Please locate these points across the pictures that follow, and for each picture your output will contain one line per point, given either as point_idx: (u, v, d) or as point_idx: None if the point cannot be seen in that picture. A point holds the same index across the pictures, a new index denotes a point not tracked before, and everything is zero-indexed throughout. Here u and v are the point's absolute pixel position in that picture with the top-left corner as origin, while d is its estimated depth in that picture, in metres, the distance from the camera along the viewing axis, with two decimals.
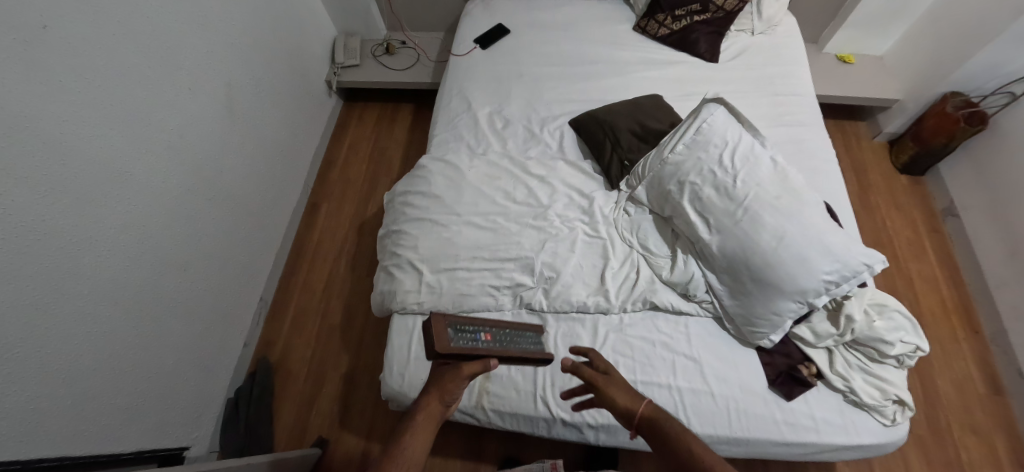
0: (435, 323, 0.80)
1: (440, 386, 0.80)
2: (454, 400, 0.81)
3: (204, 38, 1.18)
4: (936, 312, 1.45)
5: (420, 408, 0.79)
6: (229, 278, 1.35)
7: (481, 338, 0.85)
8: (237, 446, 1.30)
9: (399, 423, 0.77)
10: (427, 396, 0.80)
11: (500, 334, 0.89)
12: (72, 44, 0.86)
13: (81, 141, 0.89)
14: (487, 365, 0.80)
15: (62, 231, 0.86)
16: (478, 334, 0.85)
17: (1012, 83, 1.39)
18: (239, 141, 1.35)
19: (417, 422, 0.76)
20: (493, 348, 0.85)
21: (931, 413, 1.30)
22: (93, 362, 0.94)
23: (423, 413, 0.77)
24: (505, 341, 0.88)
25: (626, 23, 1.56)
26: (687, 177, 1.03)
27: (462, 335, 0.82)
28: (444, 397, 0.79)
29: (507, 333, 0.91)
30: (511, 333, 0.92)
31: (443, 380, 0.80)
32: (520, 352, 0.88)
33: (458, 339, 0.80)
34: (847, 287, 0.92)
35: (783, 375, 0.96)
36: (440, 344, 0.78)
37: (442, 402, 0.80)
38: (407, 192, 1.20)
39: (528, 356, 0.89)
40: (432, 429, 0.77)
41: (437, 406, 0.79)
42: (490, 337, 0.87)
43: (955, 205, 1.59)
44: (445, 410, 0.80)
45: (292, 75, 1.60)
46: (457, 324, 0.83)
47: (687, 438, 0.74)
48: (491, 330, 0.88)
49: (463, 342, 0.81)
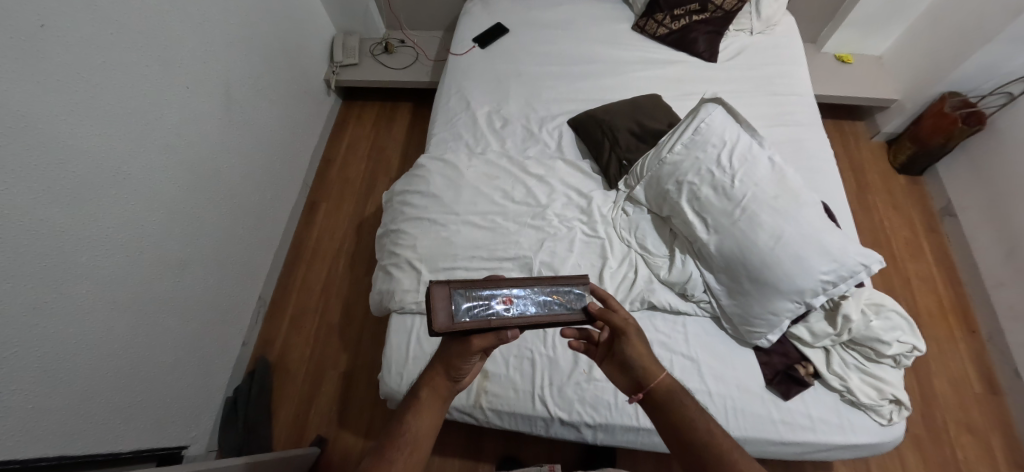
0: (439, 294, 0.65)
1: (446, 362, 0.72)
2: (462, 374, 0.74)
3: (202, 37, 1.17)
4: (933, 311, 1.46)
5: (424, 385, 0.75)
6: (227, 277, 1.35)
7: (499, 303, 0.67)
8: (236, 445, 1.30)
9: (406, 400, 0.75)
10: (432, 372, 0.74)
11: (527, 293, 0.70)
12: (69, 43, 0.86)
13: (79, 141, 0.89)
14: (503, 338, 0.67)
15: (60, 232, 0.87)
16: (495, 297, 0.68)
17: (1010, 83, 1.40)
18: (238, 140, 1.34)
19: (421, 400, 0.74)
20: (513, 317, 0.67)
21: (927, 412, 1.30)
22: (92, 362, 0.94)
23: (428, 389, 0.74)
24: (533, 302, 0.69)
25: (626, 23, 1.56)
26: (685, 176, 1.04)
27: (473, 305, 0.66)
28: (450, 373, 0.73)
29: (537, 290, 0.70)
30: (544, 289, 0.71)
31: (449, 358, 0.71)
32: (551, 317, 0.69)
33: (467, 311, 0.65)
34: (844, 287, 0.93)
35: (780, 375, 0.97)
36: (442, 321, 0.64)
37: (448, 377, 0.74)
38: (406, 192, 1.20)
39: (564, 321, 0.69)
40: (440, 405, 0.75)
41: (443, 382, 0.75)
42: (512, 301, 0.68)
43: (953, 205, 1.59)
44: (454, 384, 0.76)
45: (291, 74, 1.60)
46: (466, 289, 0.66)
47: (711, 425, 0.65)
48: (514, 290, 0.69)
49: (474, 314, 0.65)
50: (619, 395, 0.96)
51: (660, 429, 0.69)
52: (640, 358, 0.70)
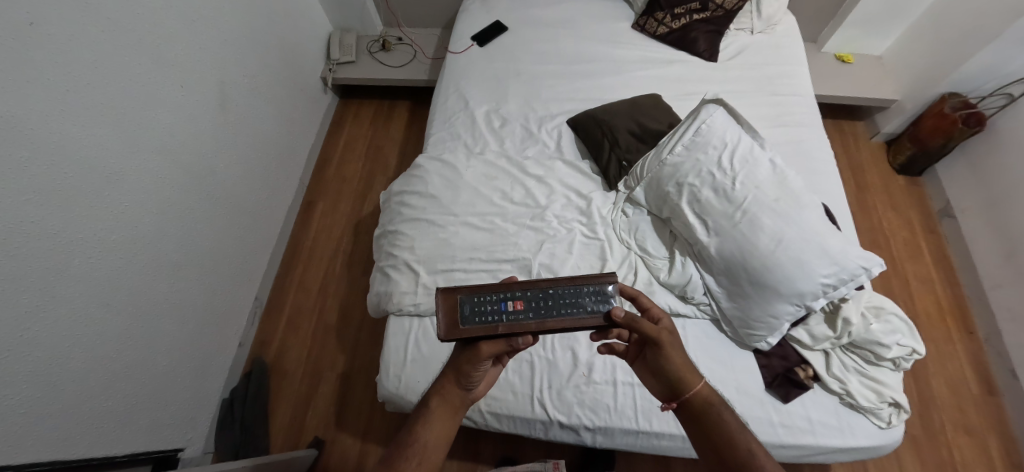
0: (444, 301, 0.66)
1: (457, 370, 0.71)
2: (474, 382, 0.73)
3: (196, 34, 1.15)
4: (930, 312, 1.46)
5: (435, 393, 0.73)
6: (222, 277, 1.33)
7: (509, 308, 0.66)
8: (233, 446, 1.30)
9: (417, 409, 0.74)
10: (443, 380, 0.73)
11: (541, 296, 0.66)
12: (59, 41, 0.84)
13: (71, 142, 0.88)
14: (513, 344, 0.66)
15: (53, 234, 0.85)
16: (505, 301, 0.66)
17: (1011, 84, 1.39)
18: (233, 139, 1.33)
19: (431, 409, 0.72)
20: (522, 322, 0.65)
21: (925, 413, 1.31)
22: (87, 365, 0.93)
23: (439, 398, 0.72)
24: (548, 305, 0.66)
25: (626, 21, 1.55)
26: (686, 178, 1.03)
27: (480, 311, 0.65)
28: (461, 381, 0.72)
29: (552, 292, 0.66)
30: (562, 291, 0.67)
31: (459, 365, 0.70)
32: (565, 323, 0.65)
33: (473, 317, 0.65)
34: (844, 290, 0.92)
35: (780, 378, 0.96)
36: (446, 328, 0.65)
37: (460, 386, 0.73)
38: (403, 192, 1.19)
39: (582, 327, 0.65)
40: (453, 415, 0.73)
41: (455, 391, 0.73)
42: (524, 304, 0.66)
43: (951, 205, 1.59)
44: (466, 392, 0.74)
45: (286, 71, 1.57)
46: (473, 295, 0.66)
47: (750, 443, 0.64)
48: (526, 293, 0.67)
49: (481, 320, 0.65)
50: (618, 398, 0.95)
51: (692, 437, 0.69)
52: (676, 366, 0.68)
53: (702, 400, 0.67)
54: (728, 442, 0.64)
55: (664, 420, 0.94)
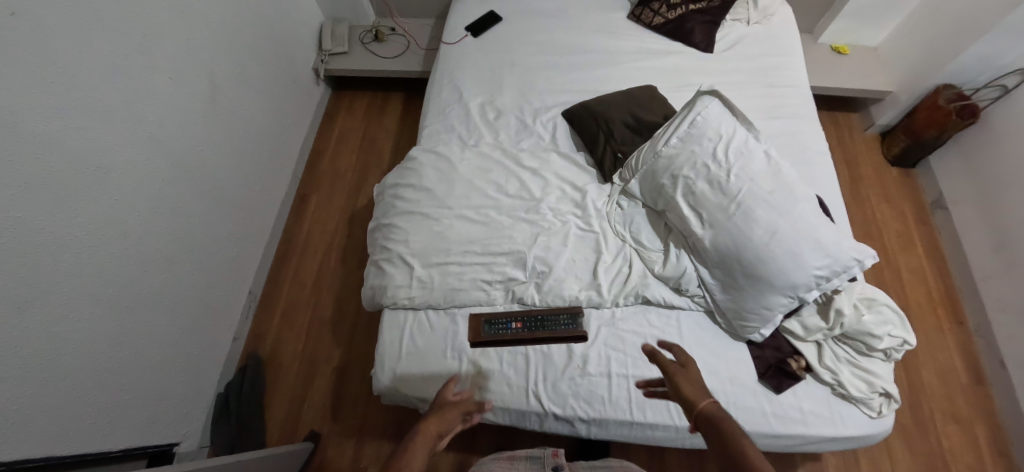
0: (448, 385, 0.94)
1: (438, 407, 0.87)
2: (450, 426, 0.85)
3: (183, 23, 1.13)
4: (922, 303, 1.48)
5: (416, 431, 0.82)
6: (215, 271, 1.32)
7: (512, 326, 1.01)
8: (229, 441, 1.30)
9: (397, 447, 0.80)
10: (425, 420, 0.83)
11: (535, 320, 1.01)
12: (43, 32, 0.83)
13: (56, 135, 0.86)
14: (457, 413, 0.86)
15: (39, 230, 0.84)
16: (509, 325, 1.01)
17: (1006, 76, 1.40)
18: (224, 131, 1.31)
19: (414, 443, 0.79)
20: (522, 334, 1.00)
21: (914, 403, 1.32)
22: (76, 363, 0.92)
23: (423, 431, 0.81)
24: (537, 324, 1.01)
25: (622, 12, 1.53)
26: (681, 171, 1.03)
27: (498, 326, 1.01)
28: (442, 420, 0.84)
29: (540, 316, 1.02)
30: (547, 316, 1.02)
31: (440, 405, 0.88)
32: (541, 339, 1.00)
33: (492, 330, 1.00)
34: (837, 282, 0.93)
35: (772, 369, 0.97)
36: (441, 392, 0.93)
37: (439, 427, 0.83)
38: (397, 185, 1.18)
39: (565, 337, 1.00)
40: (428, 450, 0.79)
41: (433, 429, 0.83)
42: (520, 327, 1.01)
43: (943, 197, 1.60)
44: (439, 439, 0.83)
45: (278, 61, 1.55)
46: (491, 318, 1.02)
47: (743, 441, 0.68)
48: (524, 318, 1.02)
49: (496, 331, 1.00)
50: (612, 390, 0.96)
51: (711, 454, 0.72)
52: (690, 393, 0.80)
53: (708, 409, 0.75)
54: (729, 443, 0.69)
55: (657, 411, 0.94)
